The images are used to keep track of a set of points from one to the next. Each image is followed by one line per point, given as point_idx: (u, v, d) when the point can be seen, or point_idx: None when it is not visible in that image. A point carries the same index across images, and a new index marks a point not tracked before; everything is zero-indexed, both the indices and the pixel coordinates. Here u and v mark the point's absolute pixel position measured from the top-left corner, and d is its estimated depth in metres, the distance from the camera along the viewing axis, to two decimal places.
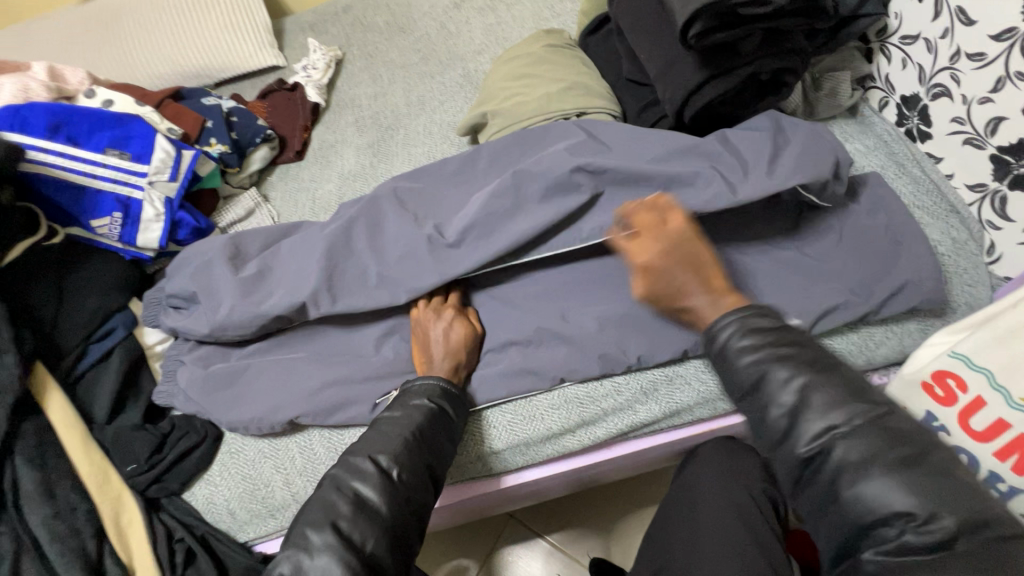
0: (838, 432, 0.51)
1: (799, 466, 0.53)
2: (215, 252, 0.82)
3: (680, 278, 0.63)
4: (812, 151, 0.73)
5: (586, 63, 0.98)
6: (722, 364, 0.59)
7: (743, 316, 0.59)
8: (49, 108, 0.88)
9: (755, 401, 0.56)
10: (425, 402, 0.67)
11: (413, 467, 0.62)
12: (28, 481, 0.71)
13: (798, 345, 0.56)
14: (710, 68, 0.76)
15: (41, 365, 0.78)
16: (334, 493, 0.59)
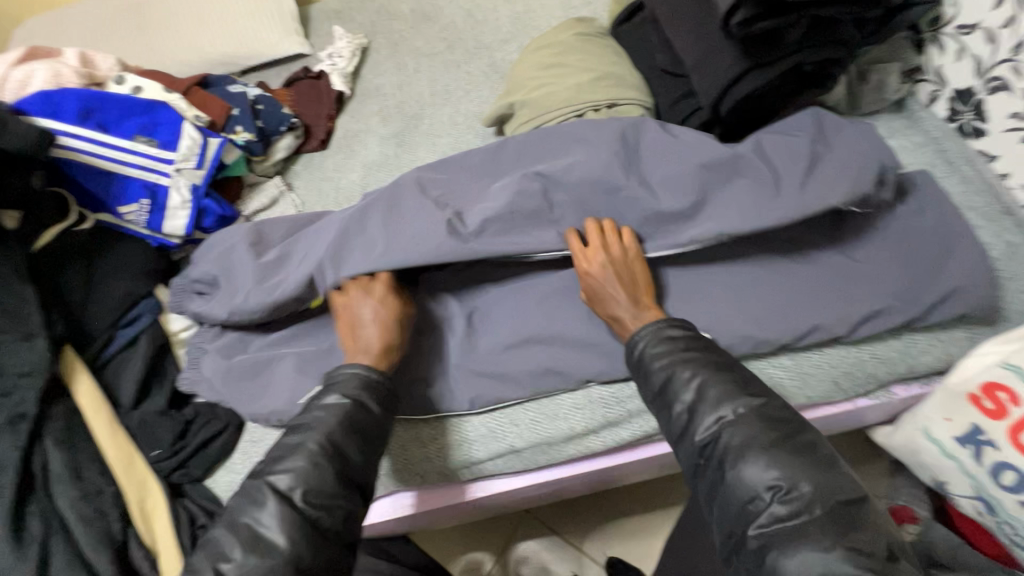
0: (725, 420, 0.56)
1: (695, 455, 0.56)
2: (238, 239, 0.83)
3: (613, 290, 0.68)
4: (852, 162, 0.71)
5: (618, 52, 0.95)
6: (640, 372, 0.64)
7: (659, 326, 0.64)
8: (81, 94, 0.89)
9: (661, 403, 0.61)
10: (338, 398, 0.64)
11: (320, 486, 0.58)
12: (57, 463, 0.72)
13: (704, 351, 0.62)
14: (752, 59, 0.73)
15: (70, 348, 0.80)
16: (229, 535, 0.55)
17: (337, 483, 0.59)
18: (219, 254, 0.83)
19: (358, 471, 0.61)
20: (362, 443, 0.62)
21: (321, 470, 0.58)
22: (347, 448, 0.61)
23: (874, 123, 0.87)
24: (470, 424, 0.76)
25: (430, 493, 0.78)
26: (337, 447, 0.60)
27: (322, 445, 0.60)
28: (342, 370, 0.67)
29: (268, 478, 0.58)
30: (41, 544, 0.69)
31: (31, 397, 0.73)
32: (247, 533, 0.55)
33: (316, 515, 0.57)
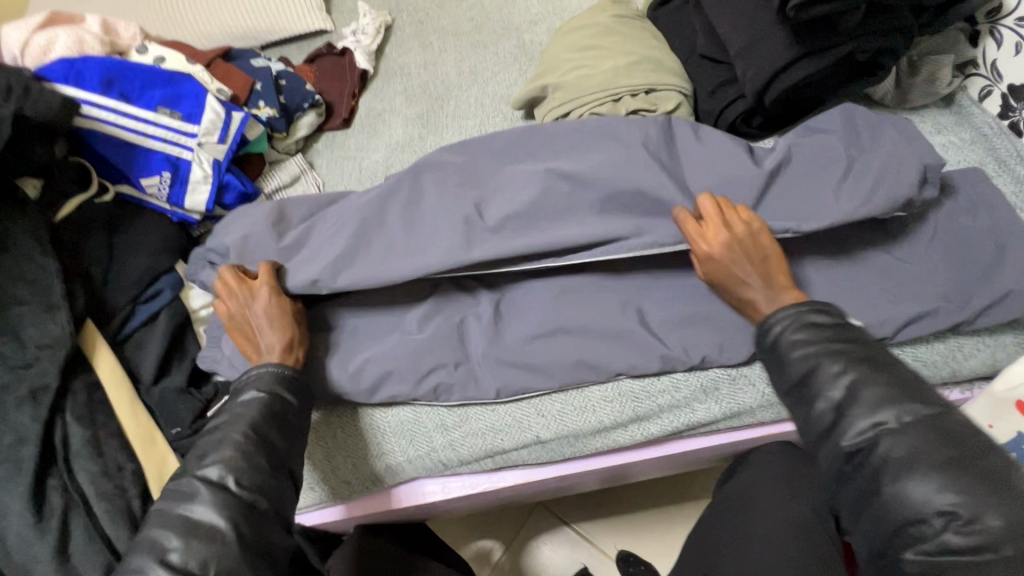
0: (885, 428, 0.52)
1: (841, 461, 0.54)
2: (257, 216, 0.76)
3: (741, 271, 0.64)
4: (888, 160, 0.68)
5: (656, 37, 0.92)
6: (771, 358, 0.61)
7: (799, 311, 0.60)
8: (104, 62, 0.87)
9: (799, 395, 0.58)
10: (254, 394, 0.63)
11: (253, 473, 0.58)
12: (78, 437, 0.72)
13: (852, 341, 0.57)
14: (803, 45, 0.70)
15: (91, 322, 0.79)
16: (162, 529, 0.55)
17: (269, 469, 0.59)
18: (235, 225, 0.77)
19: (284, 455, 0.62)
20: (286, 429, 0.63)
21: (251, 458, 0.59)
22: (274, 437, 0.61)
23: (921, 117, 0.83)
24: (495, 413, 0.74)
25: (454, 481, 0.78)
26: (262, 436, 0.60)
27: (247, 435, 0.60)
28: (249, 374, 0.65)
29: (198, 472, 0.58)
30: (61, 517, 0.68)
31: (52, 370, 0.72)
32: (182, 524, 0.55)
33: (253, 498, 0.58)
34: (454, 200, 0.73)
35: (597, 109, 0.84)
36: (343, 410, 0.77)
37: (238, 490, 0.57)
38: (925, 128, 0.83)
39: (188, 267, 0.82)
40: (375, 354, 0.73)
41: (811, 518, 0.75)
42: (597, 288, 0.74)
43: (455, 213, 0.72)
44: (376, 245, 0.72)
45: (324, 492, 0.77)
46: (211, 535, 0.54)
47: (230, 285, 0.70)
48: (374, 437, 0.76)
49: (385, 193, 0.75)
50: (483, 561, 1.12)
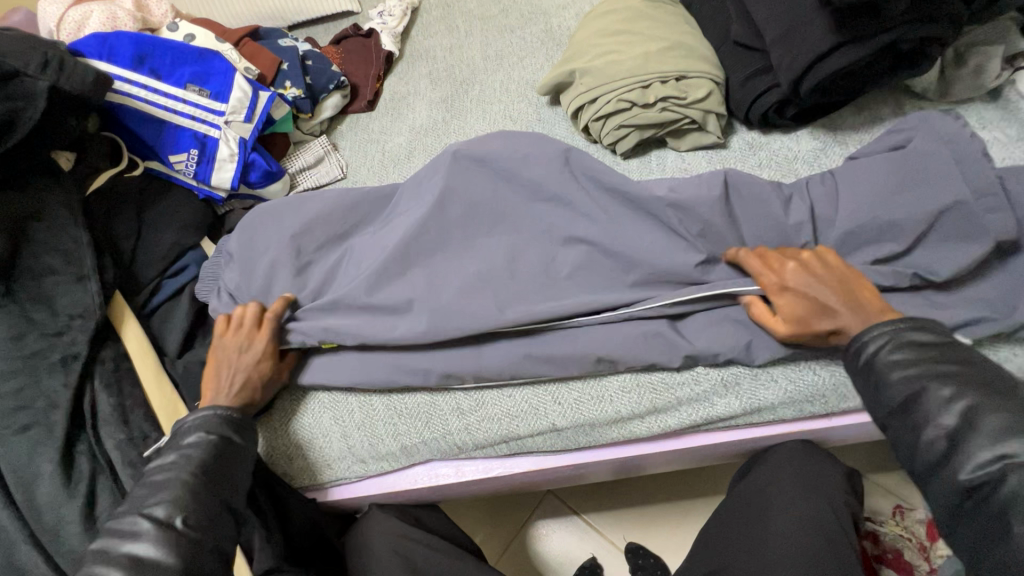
0: (1013, 461, 0.46)
1: (959, 496, 0.49)
2: (274, 248, 0.79)
3: (823, 293, 0.62)
4: (919, 216, 0.66)
5: (689, 22, 0.90)
6: (866, 379, 0.56)
7: (896, 329, 0.56)
8: (136, 38, 0.87)
9: (902, 419, 0.53)
10: (201, 436, 0.63)
11: (201, 507, 0.58)
12: (105, 405, 0.73)
13: (964, 364, 0.52)
14: (843, 33, 0.68)
15: (119, 294, 0.81)
16: (101, 565, 0.53)
17: (218, 503, 0.59)
18: (254, 243, 0.81)
19: (232, 493, 0.61)
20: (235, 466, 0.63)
21: (199, 495, 0.58)
22: (219, 472, 0.61)
23: (965, 111, 0.80)
24: (511, 399, 0.75)
25: (468, 465, 0.78)
26: (210, 474, 0.60)
27: (196, 474, 0.60)
28: (193, 415, 0.65)
29: (141, 511, 0.57)
30: (88, 482, 0.70)
31: (82, 338, 0.74)
32: (127, 561, 0.53)
33: (199, 535, 0.56)
34: (478, 249, 0.75)
35: (625, 96, 0.82)
36: (351, 394, 0.78)
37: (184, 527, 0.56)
38: (969, 123, 0.79)
39: (198, 286, 0.83)
40: (388, 353, 0.75)
41: (828, 517, 0.74)
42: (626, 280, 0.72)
43: (464, 267, 0.74)
44: (380, 291, 0.74)
45: (335, 470, 0.78)
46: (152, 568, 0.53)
47: (236, 326, 0.74)
48: (390, 418, 0.77)
49: (409, 229, 0.76)
50: (492, 547, 1.13)
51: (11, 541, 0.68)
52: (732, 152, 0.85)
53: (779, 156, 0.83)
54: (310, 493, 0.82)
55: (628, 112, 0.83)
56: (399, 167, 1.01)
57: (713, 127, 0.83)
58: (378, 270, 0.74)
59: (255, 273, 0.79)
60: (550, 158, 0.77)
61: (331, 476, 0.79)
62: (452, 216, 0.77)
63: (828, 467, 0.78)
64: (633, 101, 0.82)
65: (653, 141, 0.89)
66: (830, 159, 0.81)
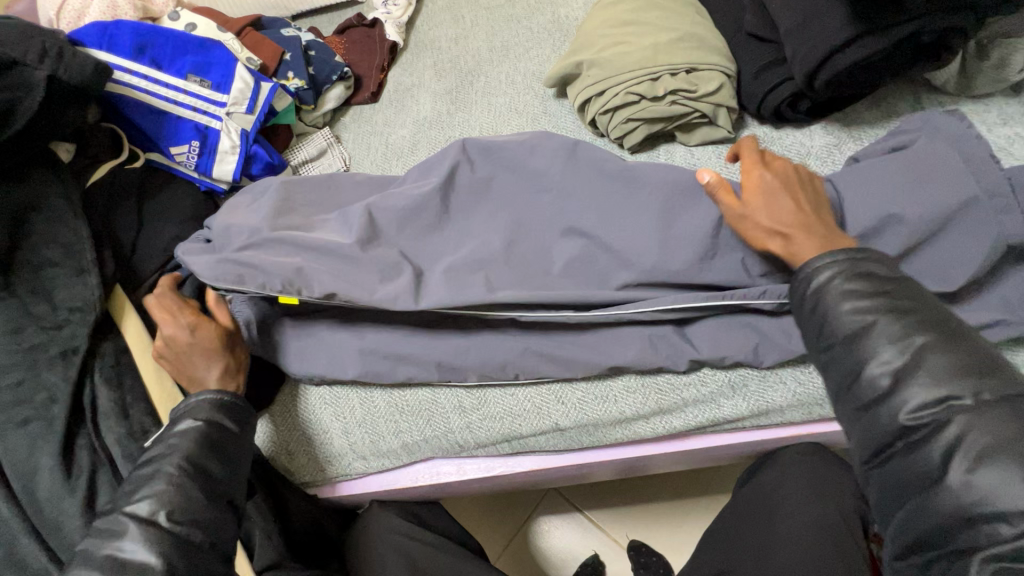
0: (955, 404, 0.43)
1: (892, 437, 0.45)
2: (268, 192, 0.77)
3: (791, 191, 0.62)
4: (935, 212, 0.63)
5: (700, 12, 0.87)
6: (812, 310, 0.52)
7: (851, 256, 0.52)
8: (137, 27, 0.86)
9: (846, 357, 0.49)
10: (191, 423, 0.61)
11: (186, 502, 0.56)
12: (105, 399, 0.73)
13: (918, 303, 0.48)
14: (861, 24, 0.65)
15: (119, 287, 0.80)
16: (86, 566, 0.52)
17: (204, 497, 0.57)
18: (251, 194, 0.79)
19: (225, 485, 0.59)
20: (225, 456, 0.61)
21: (185, 489, 0.56)
22: (210, 464, 0.59)
23: (986, 107, 0.78)
24: (513, 398, 0.74)
25: (469, 464, 0.78)
26: (197, 464, 0.58)
27: (181, 466, 0.58)
28: (194, 398, 0.63)
29: (125, 509, 0.55)
30: (88, 477, 0.70)
31: (82, 332, 0.74)
32: (108, 562, 0.52)
33: (188, 531, 0.55)
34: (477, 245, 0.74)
35: (634, 89, 0.80)
36: (354, 388, 0.77)
37: (168, 525, 0.54)
38: (990, 119, 0.77)
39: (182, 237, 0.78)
40: (385, 345, 0.73)
41: (838, 521, 0.73)
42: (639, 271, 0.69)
43: (453, 255, 0.72)
44: None
45: (337, 467, 0.78)
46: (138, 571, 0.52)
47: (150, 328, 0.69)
48: (392, 413, 0.76)
49: (412, 220, 0.73)
50: (494, 543, 1.13)
51: (12, 533, 0.69)
52: None
53: (790, 152, 0.81)
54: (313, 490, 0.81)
55: (637, 105, 0.81)
56: (403, 160, 0.99)
57: (724, 122, 0.80)
58: (368, 230, 0.71)
59: (241, 212, 0.75)
60: (555, 150, 0.75)
61: (332, 473, 0.78)
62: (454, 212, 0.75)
63: (838, 471, 0.76)
64: (642, 94, 0.80)
65: (661, 135, 0.87)
66: (842, 155, 0.79)
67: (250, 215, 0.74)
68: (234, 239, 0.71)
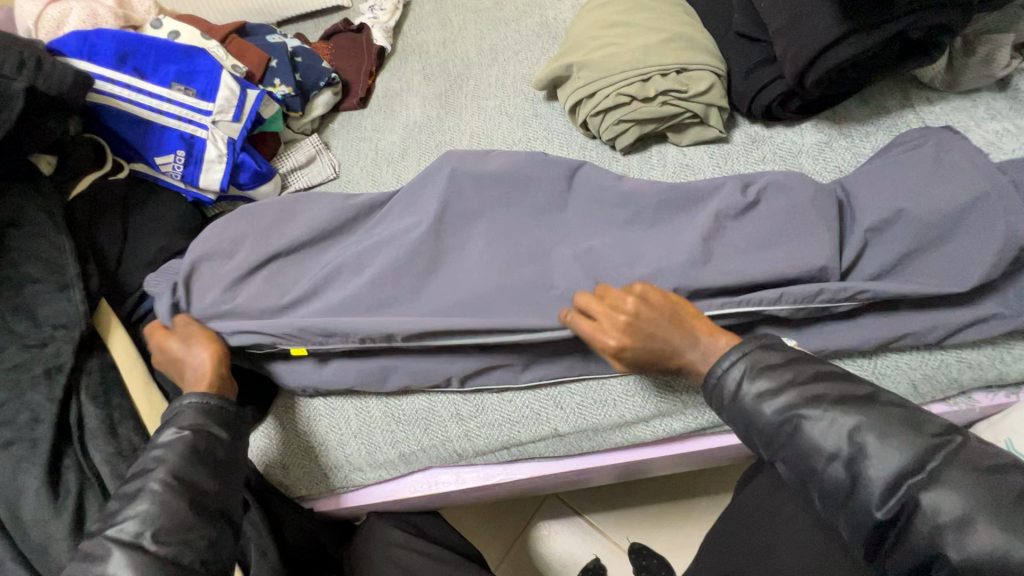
0: (916, 481, 0.46)
1: (877, 529, 0.48)
2: (258, 237, 0.78)
3: (658, 338, 0.60)
4: (941, 212, 0.63)
5: (689, 13, 0.87)
6: (739, 417, 0.55)
7: (749, 353, 0.55)
8: (117, 35, 0.84)
9: (799, 456, 0.51)
10: (175, 434, 0.59)
11: (172, 521, 0.54)
12: (92, 418, 0.71)
13: (824, 377, 0.53)
14: (851, 22, 0.66)
15: (105, 302, 0.78)
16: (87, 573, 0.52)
17: (190, 512, 0.55)
18: (245, 220, 0.79)
19: (217, 499, 0.58)
20: (216, 467, 0.59)
21: (169, 506, 0.55)
22: (200, 477, 0.57)
23: (973, 102, 0.78)
24: (512, 404, 0.73)
25: (468, 472, 0.76)
26: (186, 479, 0.57)
27: (167, 481, 0.56)
28: (180, 404, 0.62)
29: (107, 532, 0.54)
30: (76, 498, 0.68)
31: (67, 349, 0.72)
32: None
33: (175, 552, 0.53)
34: (474, 257, 0.73)
35: (624, 90, 0.80)
36: (348, 398, 0.76)
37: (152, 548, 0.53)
38: (977, 114, 0.77)
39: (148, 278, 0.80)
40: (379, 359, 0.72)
41: None
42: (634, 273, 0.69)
43: (454, 274, 0.72)
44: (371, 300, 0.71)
45: (333, 480, 0.76)
46: None
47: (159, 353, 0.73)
48: (389, 424, 0.74)
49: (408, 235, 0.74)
50: (493, 550, 1.12)
51: None
52: (734, 147, 0.83)
53: (782, 150, 0.81)
54: (308, 503, 0.80)
55: (628, 106, 0.81)
56: (393, 166, 0.98)
57: (715, 121, 0.81)
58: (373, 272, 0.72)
59: (234, 260, 0.76)
60: (556, 171, 0.75)
61: (328, 486, 0.76)
62: (450, 226, 0.74)
63: None
64: (632, 95, 0.80)
65: (653, 136, 0.86)
66: (834, 153, 0.79)
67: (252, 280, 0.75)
68: (227, 292, 0.74)
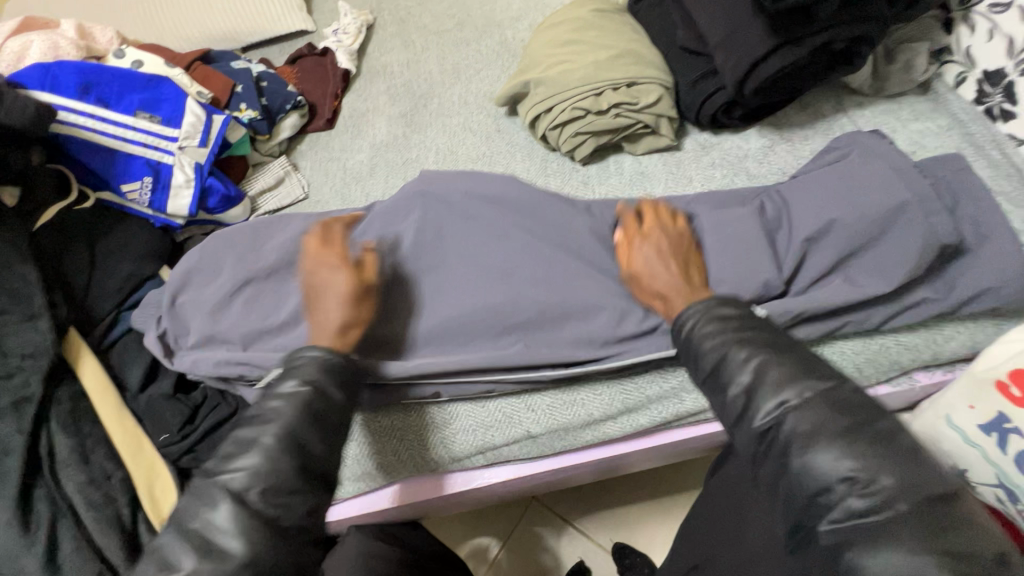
0: (790, 405, 0.46)
1: (754, 442, 0.47)
2: (228, 261, 0.78)
3: (667, 254, 0.66)
4: (872, 207, 0.67)
5: (637, 30, 0.93)
6: (686, 353, 0.56)
7: (707, 304, 0.56)
8: (79, 67, 0.85)
9: (714, 385, 0.52)
10: (296, 385, 0.53)
11: (279, 482, 0.48)
12: (63, 447, 0.71)
13: (759, 330, 0.53)
14: (780, 36, 0.71)
15: (74, 330, 0.78)
16: (177, 537, 0.45)
17: (299, 478, 0.49)
18: (217, 240, 0.80)
19: (324, 463, 0.51)
20: (327, 431, 0.52)
21: (281, 463, 0.48)
22: (312, 440, 0.51)
23: (899, 105, 0.85)
24: (485, 409, 0.74)
25: (447, 480, 0.78)
26: (298, 439, 0.50)
27: (283, 438, 0.49)
28: (299, 353, 0.57)
29: (221, 478, 0.47)
30: (48, 530, 0.67)
31: (35, 379, 0.72)
32: (199, 539, 0.45)
33: (277, 514, 0.47)
34: (445, 271, 0.75)
35: (579, 104, 0.84)
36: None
37: (261, 506, 0.47)
38: (903, 116, 0.84)
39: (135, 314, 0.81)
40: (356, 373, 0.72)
41: None
42: (596, 280, 0.73)
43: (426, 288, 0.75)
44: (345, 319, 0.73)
45: (357, 483, 0.77)
46: (217, 556, 0.44)
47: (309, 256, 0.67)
48: (363, 437, 0.75)
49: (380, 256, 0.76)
50: (479, 560, 1.12)
51: None
52: (686, 154, 0.88)
53: (730, 155, 0.86)
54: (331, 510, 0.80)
55: (583, 119, 0.85)
56: (362, 184, 1.00)
57: (666, 131, 0.86)
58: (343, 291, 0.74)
59: (208, 286, 0.77)
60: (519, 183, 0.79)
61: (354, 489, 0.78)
62: (423, 244, 0.76)
63: None
64: (587, 109, 0.84)
65: (609, 147, 0.91)
66: (777, 156, 0.85)
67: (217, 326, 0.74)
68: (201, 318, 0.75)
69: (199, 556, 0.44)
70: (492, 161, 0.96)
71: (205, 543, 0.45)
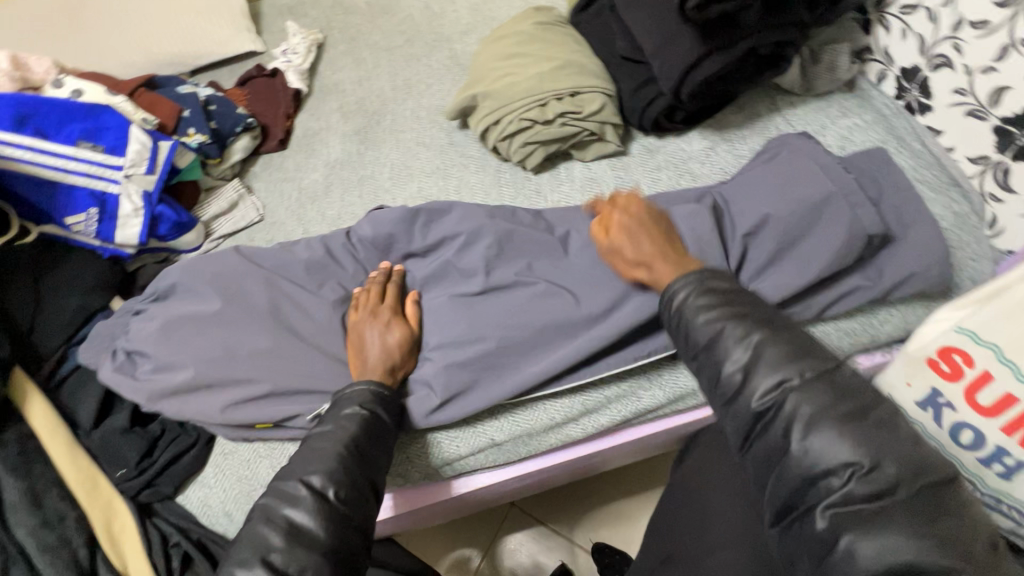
0: (789, 387, 0.49)
1: (750, 422, 0.51)
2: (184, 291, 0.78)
3: (643, 233, 0.68)
4: (803, 202, 0.71)
5: (578, 40, 0.95)
6: (678, 327, 0.59)
7: (699, 276, 0.59)
8: (14, 99, 0.83)
9: (706, 359, 0.55)
10: (357, 410, 0.62)
11: (349, 478, 0.57)
12: (12, 492, 0.68)
13: (752, 305, 0.56)
14: (710, 43, 0.74)
15: (19, 370, 0.76)
16: (265, 527, 0.53)
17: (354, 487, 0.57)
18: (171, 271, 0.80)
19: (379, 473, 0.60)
20: (382, 444, 0.62)
21: (351, 471, 0.57)
22: (368, 448, 0.60)
23: (828, 103, 0.90)
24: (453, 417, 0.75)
25: (422, 494, 0.77)
26: (357, 448, 0.59)
27: (347, 447, 0.59)
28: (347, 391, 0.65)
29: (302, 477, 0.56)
30: None
31: None
32: (286, 525, 0.53)
33: (347, 510, 0.55)
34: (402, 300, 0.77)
35: (526, 115, 0.86)
36: (288, 440, 0.76)
37: (337, 500, 0.55)
38: (832, 113, 0.88)
39: (81, 351, 0.79)
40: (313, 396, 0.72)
41: None
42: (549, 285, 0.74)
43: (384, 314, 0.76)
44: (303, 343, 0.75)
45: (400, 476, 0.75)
46: (306, 538, 0.52)
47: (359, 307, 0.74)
48: None
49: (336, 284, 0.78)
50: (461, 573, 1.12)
51: None
52: (633, 158, 0.90)
53: (675, 158, 0.89)
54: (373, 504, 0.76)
55: (531, 129, 0.87)
56: (318, 204, 1.00)
57: (611, 137, 0.88)
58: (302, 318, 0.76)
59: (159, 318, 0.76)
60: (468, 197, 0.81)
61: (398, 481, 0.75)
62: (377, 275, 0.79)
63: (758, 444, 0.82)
64: (534, 119, 0.86)
65: (559, 154, 0.93)
66: (718, 157, 0.88)
67: (179, 361, 0.74)
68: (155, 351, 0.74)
69: (288, 538, 0.52)
70: (446, 173, 0.97)
71: (290, 528, 0.53)
